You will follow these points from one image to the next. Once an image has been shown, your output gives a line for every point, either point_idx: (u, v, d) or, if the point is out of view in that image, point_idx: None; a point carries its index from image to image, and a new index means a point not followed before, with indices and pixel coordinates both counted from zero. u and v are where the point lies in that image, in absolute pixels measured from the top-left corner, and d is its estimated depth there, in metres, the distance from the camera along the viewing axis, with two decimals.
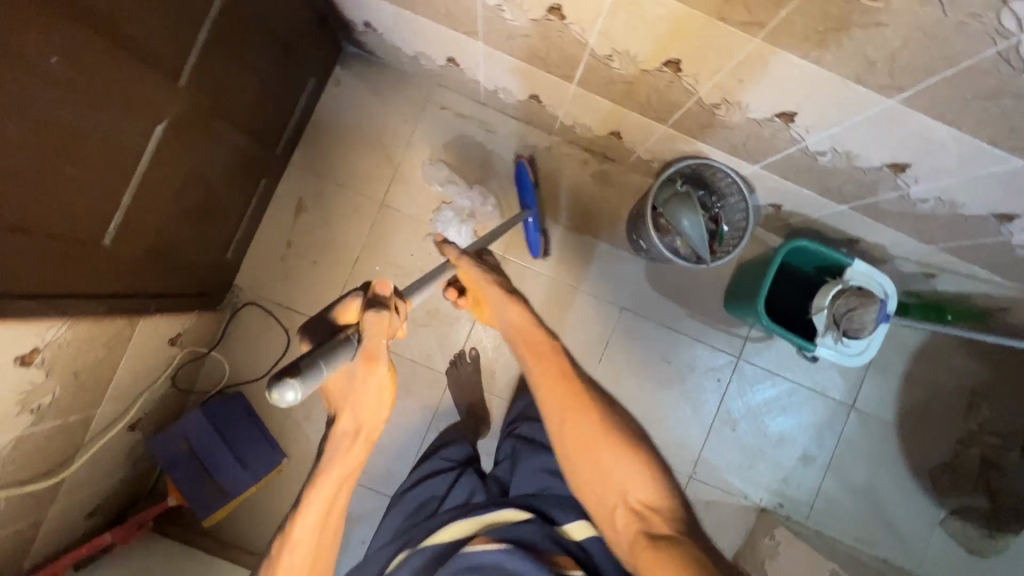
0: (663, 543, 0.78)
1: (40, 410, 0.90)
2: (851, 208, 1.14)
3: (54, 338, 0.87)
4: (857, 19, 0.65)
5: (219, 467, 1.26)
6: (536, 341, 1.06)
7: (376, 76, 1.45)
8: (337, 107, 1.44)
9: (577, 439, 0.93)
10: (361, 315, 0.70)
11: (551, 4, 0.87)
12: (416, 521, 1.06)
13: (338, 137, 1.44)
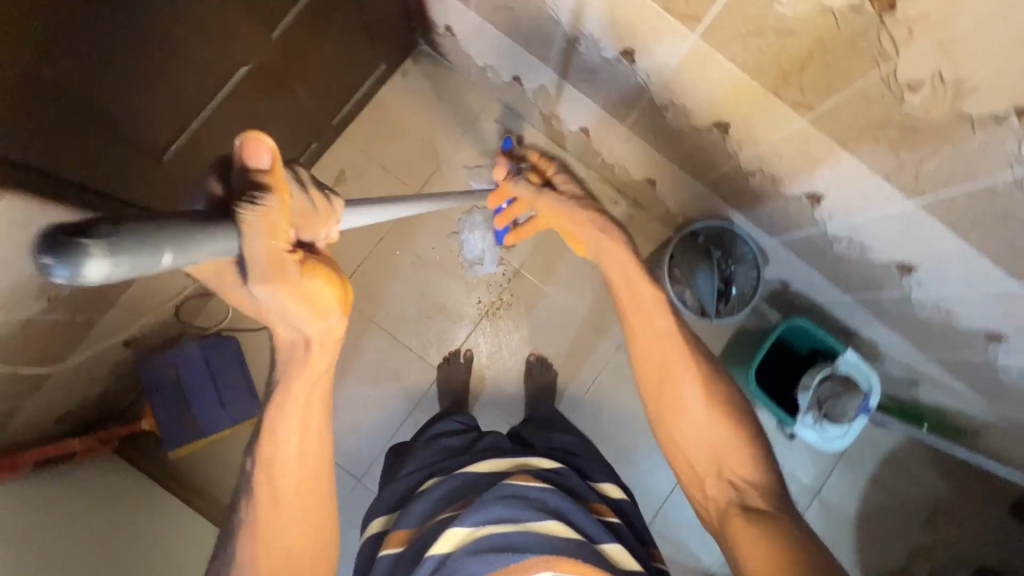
0: (756, 512, 0.76)
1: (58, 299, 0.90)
2: (854, 298, 1.21)
3: None
4: (897, 121, 0.72)
5: (201, 402, 1.28)
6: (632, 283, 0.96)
7: (441, 77, 1.53)
8: (398, 95, 1.52)
9: (669, 393, 0.86)
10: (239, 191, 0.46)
11: (626, 47, 0.95)
12: (437, 460, 1.03)
13: (392, 122, 1.51)
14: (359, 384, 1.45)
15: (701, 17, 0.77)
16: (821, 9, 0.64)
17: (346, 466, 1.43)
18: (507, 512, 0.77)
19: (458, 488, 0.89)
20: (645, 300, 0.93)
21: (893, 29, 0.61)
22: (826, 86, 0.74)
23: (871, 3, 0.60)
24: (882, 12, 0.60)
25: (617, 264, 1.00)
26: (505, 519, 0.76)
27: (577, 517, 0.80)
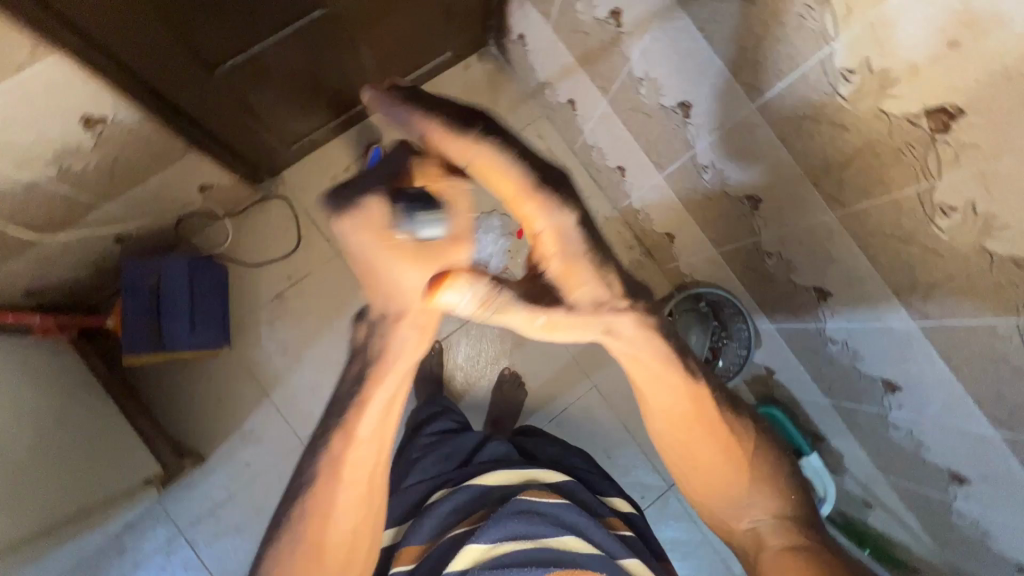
0: (795, 553, 0.81)
1: (66, 172, 0.91)
2: (833, 403, 1.22)
3: (123, 119, 0.90)
4: (922, 238, 0.73)
5: (173, 317, 1.22)
6: (647, 357, 0.80)
7: (500, 81, 1.55)
8: (455, 85, 1.54)
9: (691, 455, 0.85)
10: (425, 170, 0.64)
11: (684, 100, 0.98)
12: (440, 468, 1.01)
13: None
14: (330, 348, 1.43)
15: (764, 89, 0.80)
16: (880, 112, 0.67)
17: (292, 425, 1.39)
18: (522, 528, 0.80)
19: (473, 496, 0.89)
20: (665, 375, 0.81)
21: (942, 150, 0.63)
22: (863, 188, 0.76)
23: (928, 118, 0.62)
24: (936, 132, 0.62)
25: (631, 344, 0.79)
26: (521, 535, 0.79)
27: (595, 533, 0.83)
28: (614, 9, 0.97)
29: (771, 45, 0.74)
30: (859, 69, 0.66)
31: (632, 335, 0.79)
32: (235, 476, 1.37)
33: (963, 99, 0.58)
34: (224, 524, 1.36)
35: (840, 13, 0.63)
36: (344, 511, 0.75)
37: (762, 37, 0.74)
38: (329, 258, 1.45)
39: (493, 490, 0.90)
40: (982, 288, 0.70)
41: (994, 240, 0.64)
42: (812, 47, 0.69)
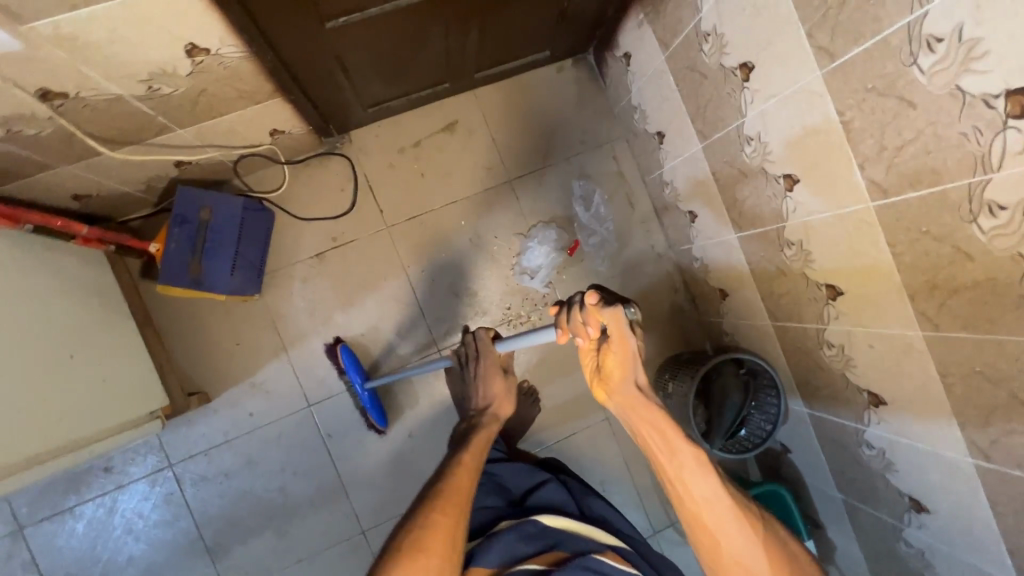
0: None
1: (154, 94, 0.87)
2: (844, 499, 1.21)
3: (225, 55, 0.86)
4: (1014, 386, 0.71)
5: (217, 256, 1.18)
6: (663, 431, 0.76)
7: (589, 92, 1.51)
8: (543, 85, 1.49)
9: (709, 536, 0.75)
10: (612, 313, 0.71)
11: (792, 172, 0.94)
12: (492, 497, 1.04)
13: (524, 104, 1.48)
14: (358, 320, 1.40)
15: (891, 193, 0.77)
16: (1018, 256, 0.64)
17: (304, 387, 1.38)
18: None
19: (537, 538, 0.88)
20: (676, 449, 0.76)
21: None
22: (965, 318, 0.74)
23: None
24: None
25: (643, 414, 0.77)
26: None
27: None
28: (747, 62, 0.94)
29: (917, 153, 0.71)
30: (1011, 208, 0.63)
31: (645, 407, 0.77)
32: (237, 424, 1.35)
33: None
34: (215, 467, 1.35)
35: (1013, 148, 0.60)
36: (429, 545, 0.75)
37: (910, 142, 0.71)
38: (378, 229, 1.42)
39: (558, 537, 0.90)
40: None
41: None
42: (964, 170, 0.66)
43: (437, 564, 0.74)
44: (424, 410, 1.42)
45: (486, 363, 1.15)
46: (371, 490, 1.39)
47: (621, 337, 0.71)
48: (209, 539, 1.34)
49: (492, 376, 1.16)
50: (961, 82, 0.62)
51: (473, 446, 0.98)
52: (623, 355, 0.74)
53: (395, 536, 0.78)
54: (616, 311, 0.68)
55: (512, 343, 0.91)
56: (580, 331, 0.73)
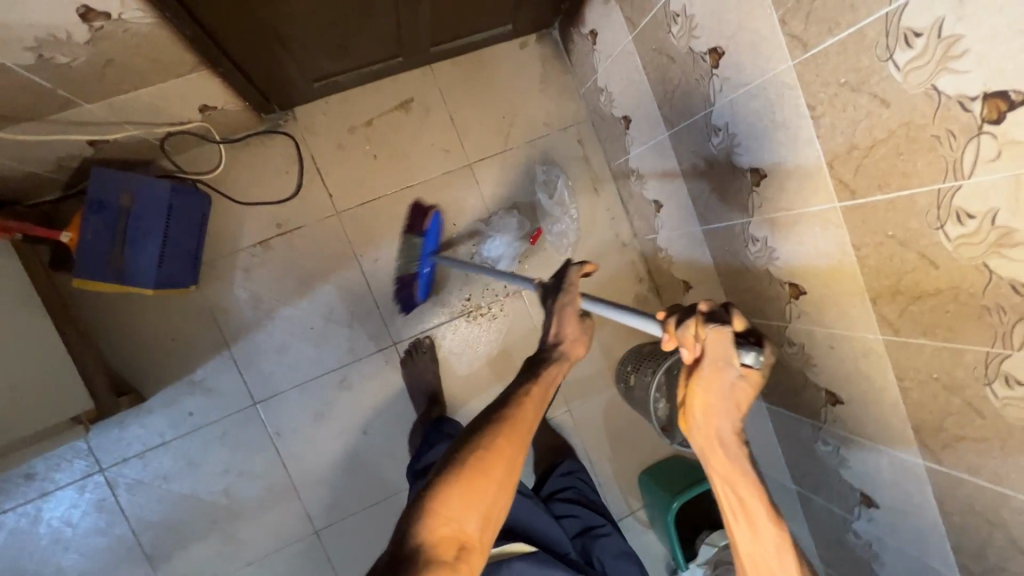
0: None
1: (47, 63, 0.76)
2: (798, 490, 1.23)
3: (131, 20, 0.75)
4: (969, 393, 0.70)
5: (141, 247, 1.06)
6: (739, 494, 0.69)
7: (555, 70, 1.43)
8: (507, 61, 1.40)
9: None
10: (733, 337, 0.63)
11: (759, 167, 0.91)
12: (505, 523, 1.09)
13: (485, 82, 1.39)
14: (307, 312, 1.32)
15: (859, 194, 0.74)
16: (982, 266, 0.62)
17: (249, 383, 1.29)
18: None
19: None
20: (757, 521, 0.68)
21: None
22: (924, 325, 0.73)
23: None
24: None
25: (726, 467, 0.69)
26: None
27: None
28: (716, 47, 0.88)
29: (887, 154, 0.68)
30: (979, 217, 0.60)
31: (729, 464, 0.69)
32: (176, 424, 1.26)
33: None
34: (152, 470, 1.26)
35: (986, 154, 0.57)
36: (492, 468, 0.69)
37: (880, 143, 0.68)
38: (328, 215, 1.32)
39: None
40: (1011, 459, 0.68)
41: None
42: (934, 175, 0.63)
43: (495, 488, 0.69)
44: (379, 406, 1.36)
45: (565, 299, 0.86)
46: (323, 488, 1.33)
47: (717, 367, 0.64)
48: (147, 546, 1.26)
49: (570, 308, 0.86)
50: (936, 82, 0.59)
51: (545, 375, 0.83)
52: (713, 388, 0.66)
53: (455, 448, 0.72)
54: (720, 331, 0.62)
55: (604, 308, 0.78)
56: (686, 345, 0.65)
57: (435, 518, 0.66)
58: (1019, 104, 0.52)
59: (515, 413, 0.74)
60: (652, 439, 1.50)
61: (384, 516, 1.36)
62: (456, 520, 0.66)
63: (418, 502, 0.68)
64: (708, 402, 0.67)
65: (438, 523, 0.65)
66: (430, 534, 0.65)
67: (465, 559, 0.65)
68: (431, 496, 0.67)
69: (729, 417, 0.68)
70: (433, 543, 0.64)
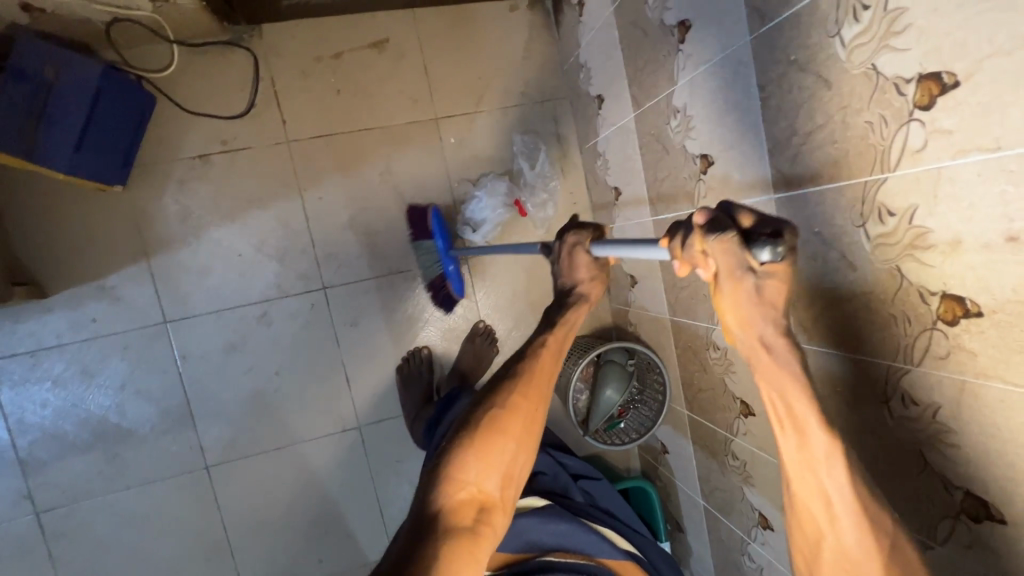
0: None
1: None
2: (704, 506, 1.19)
3: None
4: (867, 411, 0.66)
5: (61, 123, 0.99)
6: (789, 400, 0.51)
7: (542, 41, 1.38)
8: (493, 21, 1.35)
9: (806, 537, 0.53)
10: (737, 248, 0.46)
11: (708, 152, 0.86)
12: None
13: (467, 37, 1.34)
14: (237, 238, 1.26)
15: (792, 185, 0.70)
16: (894, 268, 0.58)
17: (163, 300, 1.22)
18: None
19: (558, 542, 0.90)
20: (807, 435, 0.51)
21: (936, 340, 0.56)
22: (835, 334, 0.68)
23: (940, 302, 0.55)
24: (941, 320, 0.55)
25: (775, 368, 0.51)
26: None
27: None
28: (685, 20, 0.84)
29: (824, 141, 0.63)
30: (899, 215, 0.56)
31: (774, 368, 0.51)
32: (75, 327, 1.18)
33: (990, 301, 0.50)
34: (41, 371, 1.17)
35: (913, 144, 0.53)
36: (504, 428, 0.65)
37: (817, 129, 0.64)
38: (278, 141, 1.26)
39: (579, 541, 0.90)
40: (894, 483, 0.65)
41: (939, 450, 0.58)
42: (863, 167, 0.59)
43: (514, 446, 0.66)
44: (295, 350, 1.30)
45: (570, 242, 0.71)
46: (221, 424, 1.27)
47: (731, 278, 0.47)
48: (24, 450, 1.18)
49: (581, 253, 0.71)
50: (877, 61, 0.55)
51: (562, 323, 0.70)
52: (740, 304, 0.49)
53: (471, 408, 0.67)
54: (724, 240, 0.46)
55: (611, 250, 0.65)
56: (698, 266, 0.50)
57: (452, 483, 0.62)
58: (951, 87, 0.49)
59: (531, 368, 0.68)
60: (575, 435, 1.46)
61: (283, 464, 1.30)
62: (475, 482, 0.63)
63: (434, 467, 0.64)
64: (739, 313, 0.50)
65: (455, 487, 0.62)
66: (448, 500, 0.62)
67: (485, 526, 0.62)
68: (449, 459, 0.64)
69: (769, 318, 0.49)
70: (453, 511, 0.61)
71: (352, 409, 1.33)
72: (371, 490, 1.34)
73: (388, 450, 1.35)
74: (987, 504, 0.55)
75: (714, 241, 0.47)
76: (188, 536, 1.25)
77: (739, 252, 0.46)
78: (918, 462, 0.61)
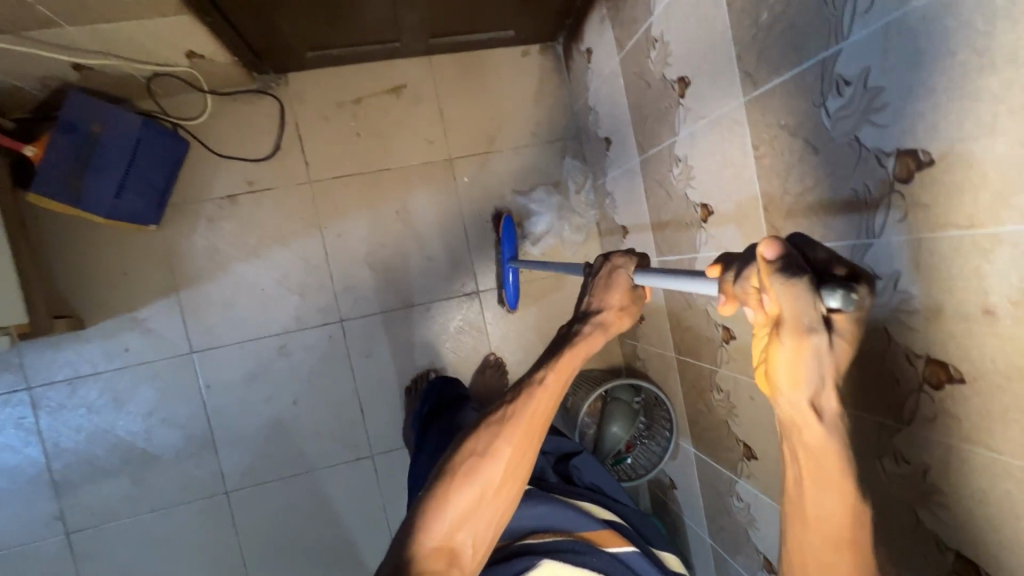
0: None
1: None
2: (712, 545, 1.13)
3: None
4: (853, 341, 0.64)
5: (103, 173, 1.09)
6: (823, 455, 0.46)
7: (552, 87, 1.40)
8: (510, 73, 1.38)
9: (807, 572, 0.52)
10: (807, 291, 0.40)
11: (684, 74, 0.87)
12: None
13: (481, 86, 1.38)
14: (257, 274, 1.30)
15: (760, 82, 0.70)
16: (852, 139, 0.58)
17: (190, 330, 1.27)
18: (598, 561, 0.78)
19: (536, 523, 0.82)
20: (835, 486, 0.48)
21: (894, 203, 0.54)
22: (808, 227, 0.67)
23: (896, 162, 0.54)
24: (898, 179, 0.54)
25: (818, 441, 0.45)
26: (603, 571, 0.77)
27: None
28: (684, 76, 0.87)
29: (797, 49, 0.63)
30: (854, 82, 0.56)
31: (820, 431, 0.45)
32: (109, 356, 1.24)
33: (962, 181, 0.48)
34: (76, 398, 1.23)
35: (861, 5, 0.54)
36: (486, 475, 0.65)
37: (797, 46, 0.63)
38: (300, 183, 1.32)
39: (558, 518, 0.83)
40: (886, 437, 0.62)
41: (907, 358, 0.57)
42: (820, 43, 0.59)
43: (495, 496, 0.65)
44: (312, 384, 1.31)
45: (616, 264, 0.68)
46: (241, 450, 1.28)
47: (796, 324, 0.40)
48: (57, 472, 1.22)
49: (620, 276, 0.68)
50: None
51: (559, 369, 0.67)
52: (798, 360, 0.42)
53: (457, 450, 0.67)
54: (793, 284, 0.40)
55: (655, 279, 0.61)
56: (751, 305, 0.46)
57: (429, 529, 0.62)
58: None
59: (519, 416, 0.66)
60: None
61: (298, 491, 1.30)
62: (451, 528, 0.63)
63: (414, 513, 0.64)
64: (796, 370, 0.42)
65: (431, 534, 0.62)
66: (423, 545, 0.62)
67: (458, 567, 0.62)
68: (427, 505, 0.64)
69: (826, 382, 0.43)
70: (427, 554, 0.61)
71: (366, 437, 1.33)
72: (382, 519, 1.33)
73: (398, 479, 1.34)
74: (945, 365, 0.53)
75: (793, 282, 0.40)
76: (206, 558, 1.26)
77: (811, 298, 0.40)
78: (902, 389, 0.59)
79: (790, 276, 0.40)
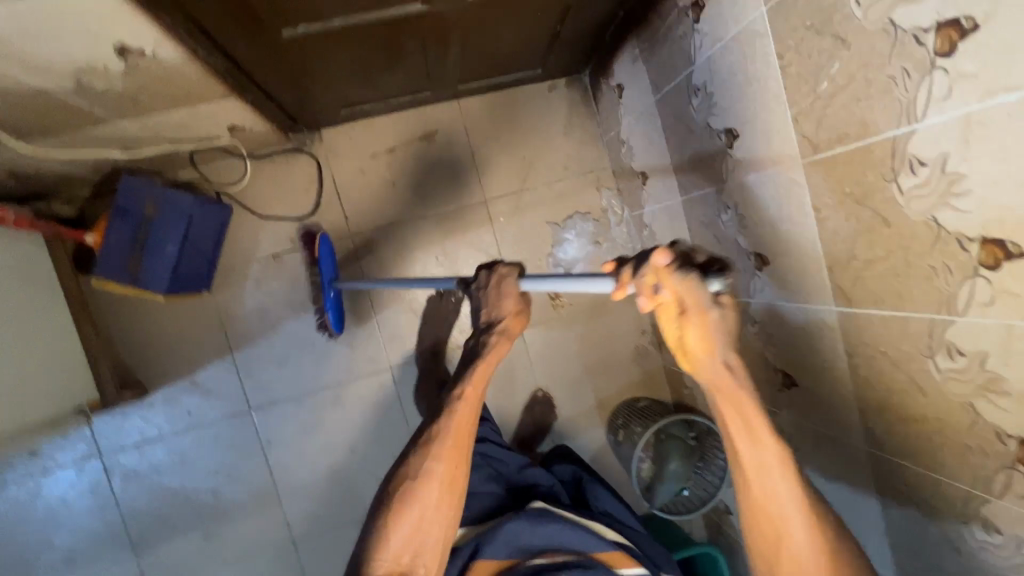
0: None
1: (93, 104, 0.83)
2: None
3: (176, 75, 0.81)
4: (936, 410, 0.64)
5: (158, 253, 1.11)
6: (745, 410, 0.60)
7: (581, 119, 1.40)
8: (538, 109, 1.38)
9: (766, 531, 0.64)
10: (699, 277, 0.50)
11: (731, 126, 0.86)
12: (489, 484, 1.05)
13: (510, 125, 1.37)
14: (307, 329, 1.33)
15: (820, 148, 0.69)
16: (930, 219, 0.57)
17: (247, 389, 1.31)
18: None
19: (547, 542, 0.89)
20: (760, 438, 0.61)
21: (980, 287, 0.54)
22: (881, 295, 0.67)
23: (980, 248, 0.53)
24: (983, 265, 0.53)
25: (732, 394, 0.59)
26: None
27: None
28: (732, 128, 0.86)
29: (861, 123, 0.62)
30: (931, 164, 0.56)
31: (732, 388, 0.59)
32: (173, 419, 1.29)
33: None
34: (146, 462, 1.28)
35: (939, 92, 0.53)
36: (421, 494, 0.75)
37: (862, 120, 0.62)
38: (342, 236, 1.34)
39: (569, 538, 0.89)
40: (972, 505, 0.65)
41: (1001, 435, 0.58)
42: (890, 122, 0.59)
43: (433, 509, 0.76)
44: (368, 432, 1.35)
45: (501, 272, 0.74)
46: (305, 500, 1.32)
47: (698, 309, 0.51)
48: (134, 533, 1.27)
49: (508, 284, 0.73)
50: (894, 15, 0.55)
51: (469, 385, 0.78)
52: (705, 335, 0.53)
53: (395, 477, 0.78)
54: (688, 278, 0.49)
55: (549, 284, 0.62)
56: (647, 296, 0.51)
57: (379, 551, 0.73)
58: (971, 32, 0.48)
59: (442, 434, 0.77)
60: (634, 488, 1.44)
61: None
62: (399, 547, 0.74)
63: (367, 537, 0.75)
64: (705, 343, 0.53)
65: (381, 554, 0.73)
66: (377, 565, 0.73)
67: None
68: (377, 531, 0.75)
69: (729, 350, 0.55)
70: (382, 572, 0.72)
71: None
72: None
73: None
74: None
75: (686, 272, 0.50)
76: None
77: (701, 283, 0.50)
78: (993, 461, 0.59)
79: (683, 269, 0.50)
